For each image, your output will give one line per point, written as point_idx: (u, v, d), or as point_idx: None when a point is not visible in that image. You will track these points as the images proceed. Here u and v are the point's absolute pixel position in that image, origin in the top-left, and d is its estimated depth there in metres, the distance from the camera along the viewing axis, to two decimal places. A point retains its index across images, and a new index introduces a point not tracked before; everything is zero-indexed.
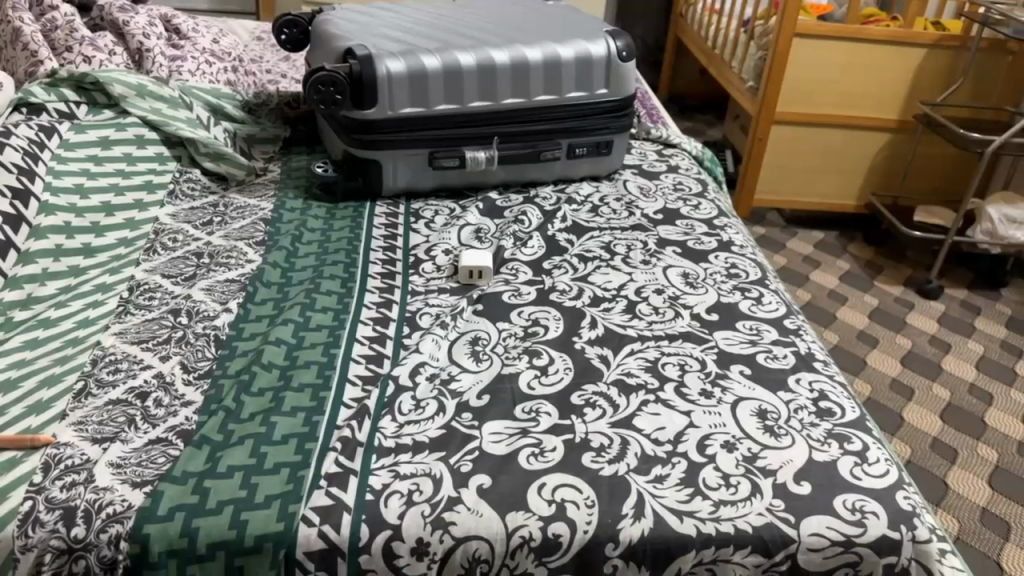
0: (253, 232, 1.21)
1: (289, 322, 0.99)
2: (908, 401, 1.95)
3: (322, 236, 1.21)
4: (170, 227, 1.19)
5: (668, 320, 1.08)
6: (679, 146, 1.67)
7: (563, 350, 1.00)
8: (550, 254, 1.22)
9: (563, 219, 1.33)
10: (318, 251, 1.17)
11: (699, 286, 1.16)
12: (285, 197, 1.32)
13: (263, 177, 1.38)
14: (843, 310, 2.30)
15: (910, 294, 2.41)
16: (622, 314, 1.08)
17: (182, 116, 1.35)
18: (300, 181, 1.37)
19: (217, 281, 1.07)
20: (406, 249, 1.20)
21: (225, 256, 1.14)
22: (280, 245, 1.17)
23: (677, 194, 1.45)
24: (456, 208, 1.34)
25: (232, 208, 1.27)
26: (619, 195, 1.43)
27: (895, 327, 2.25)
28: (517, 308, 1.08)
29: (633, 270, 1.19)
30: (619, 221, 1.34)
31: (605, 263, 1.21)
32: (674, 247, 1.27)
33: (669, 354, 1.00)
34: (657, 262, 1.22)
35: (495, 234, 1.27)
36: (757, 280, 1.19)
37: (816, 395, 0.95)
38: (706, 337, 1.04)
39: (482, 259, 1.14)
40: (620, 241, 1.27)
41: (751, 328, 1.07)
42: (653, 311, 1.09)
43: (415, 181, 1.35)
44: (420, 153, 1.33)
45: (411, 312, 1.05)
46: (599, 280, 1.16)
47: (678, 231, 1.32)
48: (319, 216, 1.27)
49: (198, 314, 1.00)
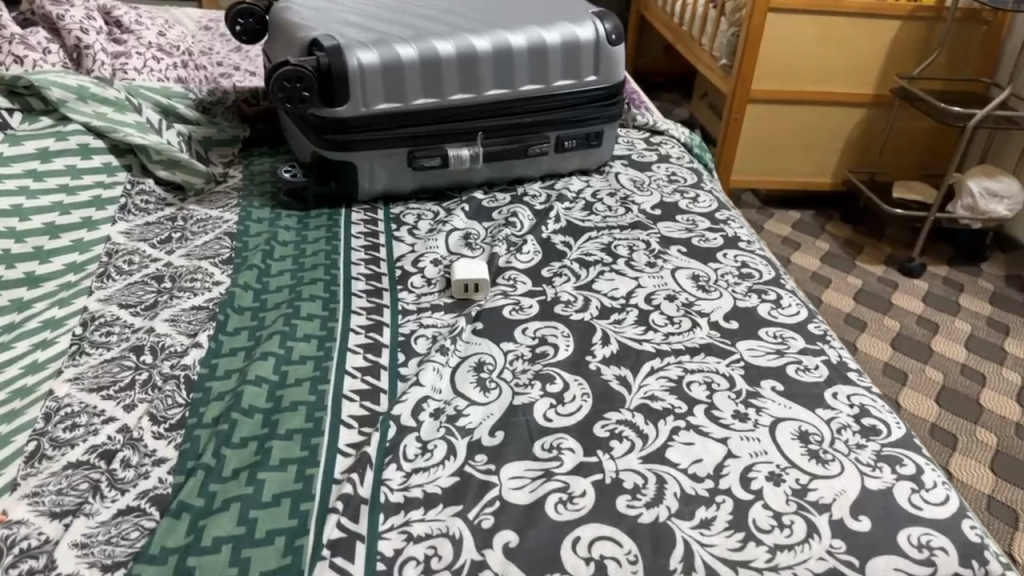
0: (219, 249, 1.08)
1: (269, 355, 0.88)
2: (903, 387, 1.90)
3: (297, 250, 1.10)
4: (124, 248, 1.06)
5: (685, 331, 0.99)
6: (667, 133, 1.58)
7: (577, 373, 0.90)
8: (548, 260, 1.12)
9: (557, 220, 1.23)
10: (294, 268, 1.06)
11: (712, 289, 1.08)
12: (251, 206, 1.20)
13: (223, 184, 1.26)
14: (828, 293, 2.25)
15: (892, 273, 2.37)
16: (635, 326, 0.99)
17: (130, 120, 1.21)
18: (266, 187, 1.25)
19: (182, 309, 0.96)
20: (391, 261, 1.09)
21: (188, 278, 1.01)
22: (250, 263, 1.05)
23: (673, 187, 1.37)
24: (440, 211, 1.23)
25: (192, 222, 1.14)
26: (611, 189, 1.34)
27: (881, 308, 2.20)
28: (521, 325, 0.98)
29: (639, 275, 1.10)
30: (617, 219, 1.24)
31: (609, 267, 1.12)
32: (679, 247, 1.18)
33: (692, 371, 0.91)
34: (663, 263, 1.13)
35: (486, 239, 1.16)
36: (772, 280, 1.11)
37: (857, 412, 0.87)
38: (729, 349, 0.96)
39: (477, 270, 1.04)
40: (621, 242, 1.18)
41: (774, 335, 0.99)
42: (668, 322, 1.00)
43: (394, 183, 1.24)
44: (398, 153, 1.22)
45: (404, 336, 0.95)
46: (605, 287, 1.07)
47: (681, 228, 1.23)
48: (290, 227, 1.16)
49: (163, 351, 0.89)
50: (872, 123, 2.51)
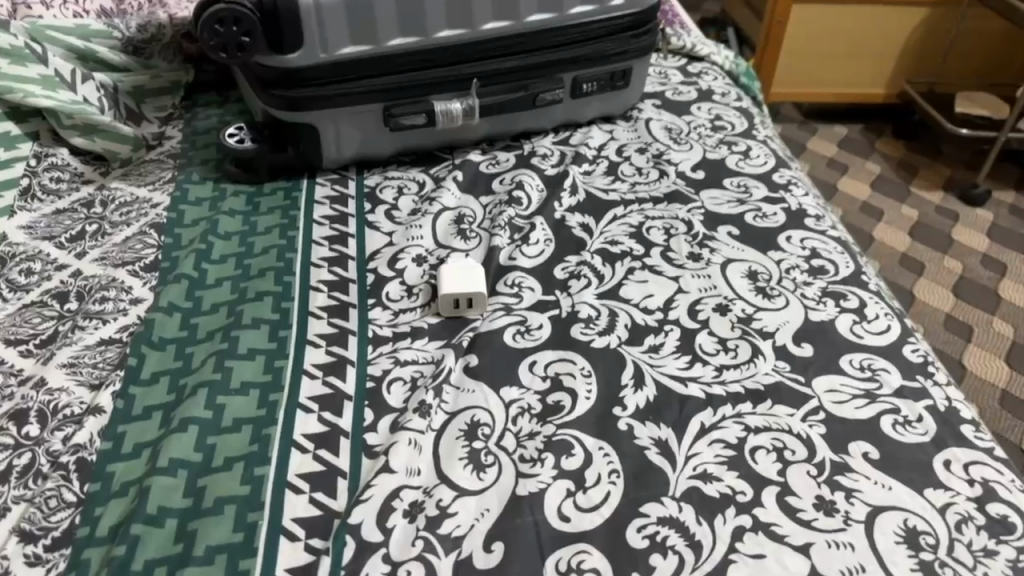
0: (141, 249, 0.85)
1: (191, 423, 0.66)
2: (968, 344, 1.68)
3: (243, 246, 0.87)
4: (22, 250, 0.84)
5: (744, 363, 0.76)
6: (708, 59, 1.30)
7: (601, 436, 0.68)
8: (563, 254, 0.89)
9: (577, 193, 0.99)
10: (235, 275, 0.83)
11: (773, 293, 0.85)
12: (189, 181, 0.96)
13: (157, 150, 1.02)
14: (881, 228, 1.99)
15: (951, 201, 2.09)
16: (677, 356, 0.76)
17: (34, 75, 0.95)
18: (210, 152, 1.01)
19: (85, 346, 0.74)
20: (362, 259, 0.86)
21: (97, 295, 0.79)
22: (179, 269, 0.82)
23: (717, 139, 1.11)
24: (427, 183, 0.99)
25: (114, 207, 0.91)
26: (641, 146, 1.09)
27: (941, 246, 1.94)
28: (528, 357, 0.76)
29: (680, 274, 0.87)
30: (648, 191, 1.00)
31: (640, 265, 0.88)
32: (730, 227, 0.94)
33: (757, 430, 0.69)
34: (710, 257, 0.89)
35: (485, 225, 0.92)
36: (850, 278, 0.87)
37: (980, 494, 0.65)
38: (804, 392, 0.73)
39: (470, 281, 0.80)
40: (654, 225, 0.94)
41: (859, 367, 0.76)
42: (720, 349, 0.77)
43: (368, 147, 0.99)
44: (371, 109, 0.96)
45: (375, 380, 0.73)
46: (636, 295, 0.84)
47: (729, 200, 0.99)
48: (237, 210, 0.92)
49: (55, 417, 0.67)
50: (936, 26, 2.18)
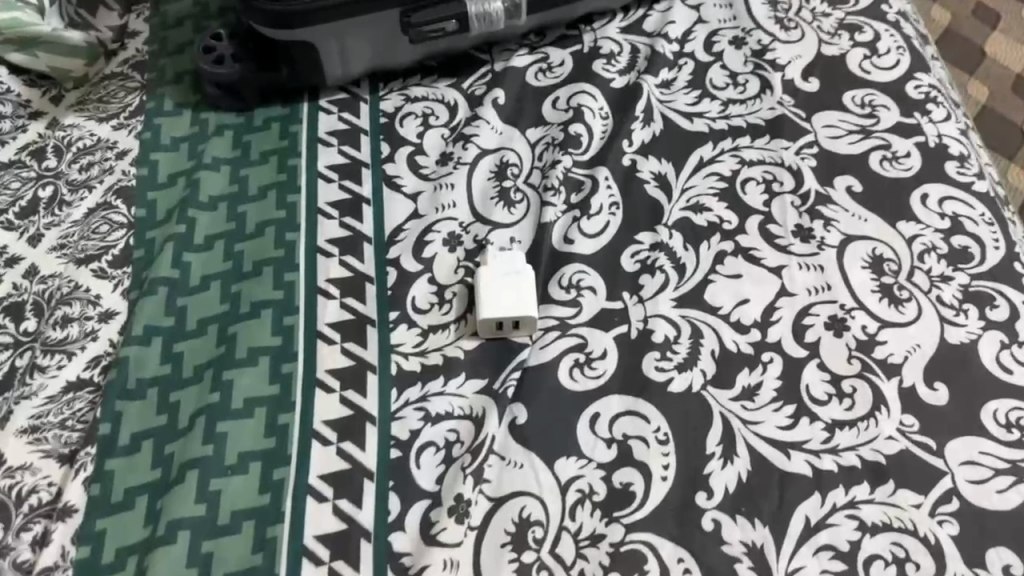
0: (107, 231, 0.69)
1: (181, 525, 0.55)
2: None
3: (233, 221, 0.70)
4: None
5: (861, 419, 0.61)
6: None
7: (680, 540, 0.56)
8: (634, 230, 0.70)
9: (653, 122, 0.78)
10: (226, 272, 0.67)
11: (901, 297, 0.67)
12: (161, 113, 0.76)
13: (119, 58, 0.81)
14: (978, 91, 1.05)
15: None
16: (778, 407, 0.61)
17: None
18: (185, 61, 0.79)
19: (48, 397, 0.60)
20: (381, 242, 0.69)
21: (57, 309, 0.64)
22: (155, 267, 0.66)
23: (837, 19, 0.85)
24: (460, 108, 0.78)
25: (71, 157, 0.73)
26: (737, 35, 0.84)
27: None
28: (590, 406, 0.61)
29: (781, 264, 0.69)
30: (742, 118, 0.78)
31: (731, 249, 0.69)
32: (849, 180, 0.74)
33: (873, 530, 0.56)
34: (822, 234, 0.70)
35: (533, 179, 0.73)
36: (1002, 269, 0.68)
37: None
38: (935, 467, 0.59)
39: (518, 301, 0.63)
40: (749, 179, 0.74)
41: (1006, 424, 0.61)
42: (832, 395, 0.62)
43: (383, 59, 0.77)
44: (386, 17, 0.73)
45: (402, 445, 0.59)
46: (726, 300, 0.67)
47: (849, 130, 0.77)
48: (226, 159, 0.74)
49: (21, 511, 0.56)
50: None
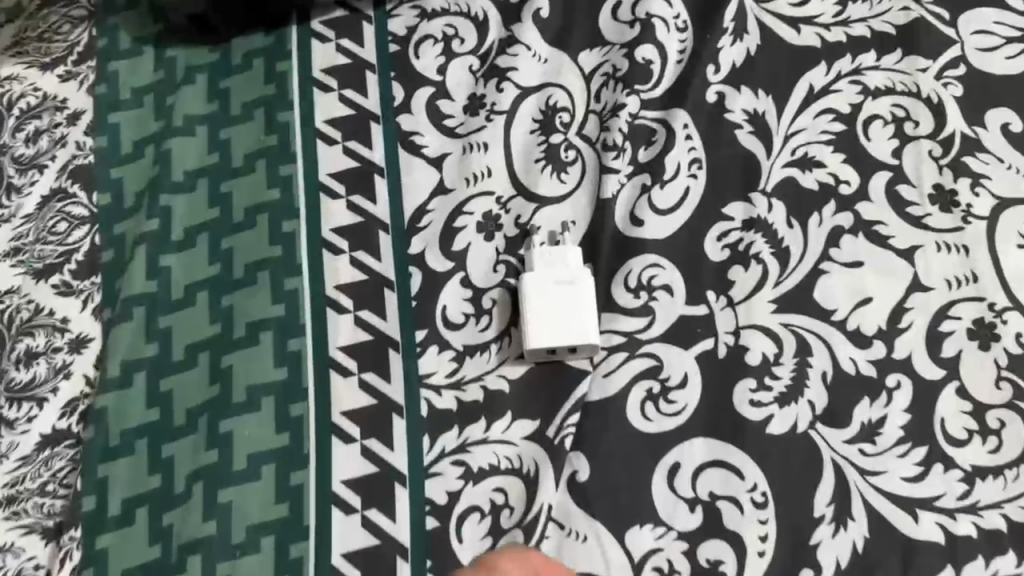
0: (68, 228, 0.56)
1: None
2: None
3: (216, 207, 0.56)
4: None
5: (1009, 466, 0.48)
6: None
7: None
8: (721, 201, 0.55)
9: (747, 35, 0.59)
10: (213, 279, 0.55)
11: None
12: (117, 56, 0.61)
13: None
14: None
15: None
16: (903, 452, 0.49)
17: None
18: None
19: (22, 457, 0.51)
20: (400, 231, 0.55)
21: (20, 340, 0.54)
22: (127, 279, 0.54)
23: None
24: (493, 25, 0.61)
25: (16, 125, 0.60)
26: None
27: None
28: (668, 455, 0.49)
29: (913, 244, 0.53)
30: (867, 23, 0.59)
31: (849, 224, 0.54)
32: (1008, 115, 0.56)
33: None
34: (967, 200, 0.54)
35: (590, 131, 0.57)
36: None
37: None
38: None
39: (572, 321, 0.50)
40: (874, 118, 0.56)
41: None
42: (974, 432, 0.49)
43: None
44: None
45: (440, 513, 0.49)
46: (841, 301, 0.52)
47: (1009, 37, 0.58)
48: (201, 116, 0.59)
49: None
50: None
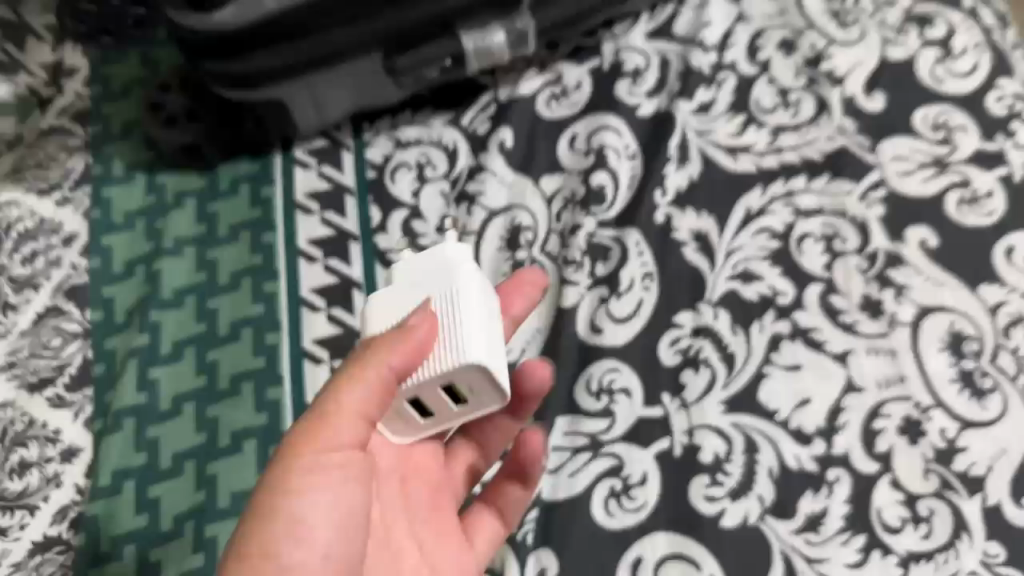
0: (62, 343, 0.60)
1: None
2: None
3: (203, 320, 0.60)
4: None
5: (941, 551, 0.53)
6: None
7: None
8: (672, 310, 0.60)
9: (690, 162, 0.66)
10: (200, 390, 0.58)
11: (988, 385, 0.58)
12: (111, 181, 0.65)
13: (55, 107, 0.68)
14: None
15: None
16: (846, 540, 0.53)
17: None
18: (132, 108, 0.68)
19: (14, 564, 0.53)
20: None
21: (13, 451, 0.56)
22: (119, 392, 0.58)
23: (903, 8, 0.73)
24: (462, 153, 0.67)
25: (12, 246, 0.63)
26: (787, 37, 0.71)
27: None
28: (631, 549, 0.53)
29: (847, 348, 0.59)
30: (797, 151, 0.66)
31: (788, 331, 0.60)
32: (924, 231, 0.63)
33: None
34: (892, 309, 0.60)
35: (551, 247, 0.63)
36: None
37: None
38: None
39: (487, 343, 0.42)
40: (806, 234, 0.63)
41: None
42: (908, 520, 0.54)
43: (364, 102, 0.65)
44: (365, 65, 0.61)
45: None
46: (783, 401, 0.57)
47: (922, 163, 0.66)
48: (190, 238, 0.63)
49: None
50: None
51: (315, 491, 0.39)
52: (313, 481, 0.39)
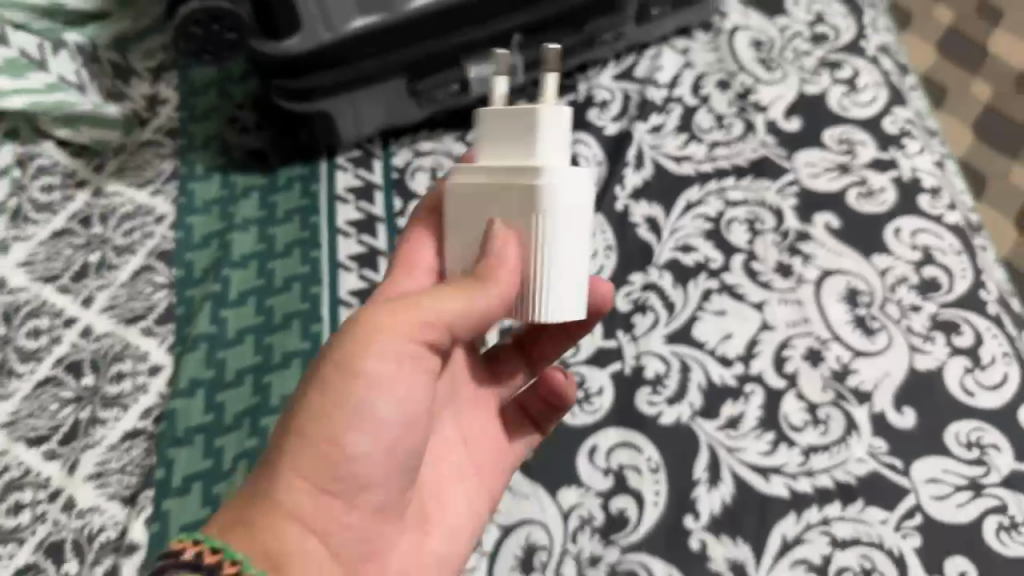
0: (152, 292, 0.76)
1: None
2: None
3: (262, 277, 0.77)
4: (23, 299, 0.76)
5: (835, 444, 0.67)
6: None
7: (672, 559, 0.63)
8: (627, 271, 0.77)
9: (643, 167, 0.84)
10: (257, 326, 0.75)
11: (875, 326, 0.73)
12: (194, 177, 0.83)
13: (152, 126, 0.87)
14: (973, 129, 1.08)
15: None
16: (759, 435, 0.68)
17: None
18: (212, 127, 0.86)
19: (109, 446, 0.68)
20: None
21: (112, 366, 0.72)
22: (196, 326, 0.74)
23: (817, 58, 0.92)
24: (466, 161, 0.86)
25: (116, 223, 0.80)
26: (723, 77, 0.90)
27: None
28: (590, 439, 0.68)
29: (763, 299, 0.75)
30: (729, 159, 0.84)
31: (717, 287, 0.76)
32: (828, 216, 0.80)
33: (843, 544, 0.63)
34: (799, 271, 0.76)
35: None
36: (965, 298, 0.75)
37: None
38: (901, 486, 0.65)
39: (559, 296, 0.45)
40: (735, 218, 0.80)
41: (967, 444, 0.67)
42: (808, 421, 0.68)
43: (392, 118, 0.84)
44: (394, 86, 0.80)
45: None
46: (711, 336, 0.73)
47: (827, 168, 0.83)
48: (253, 219, 0.81)
49: (92, 547, 0.64)
50: None
51: (376, 401, 0.46)
52: (374, 364, 0.45)
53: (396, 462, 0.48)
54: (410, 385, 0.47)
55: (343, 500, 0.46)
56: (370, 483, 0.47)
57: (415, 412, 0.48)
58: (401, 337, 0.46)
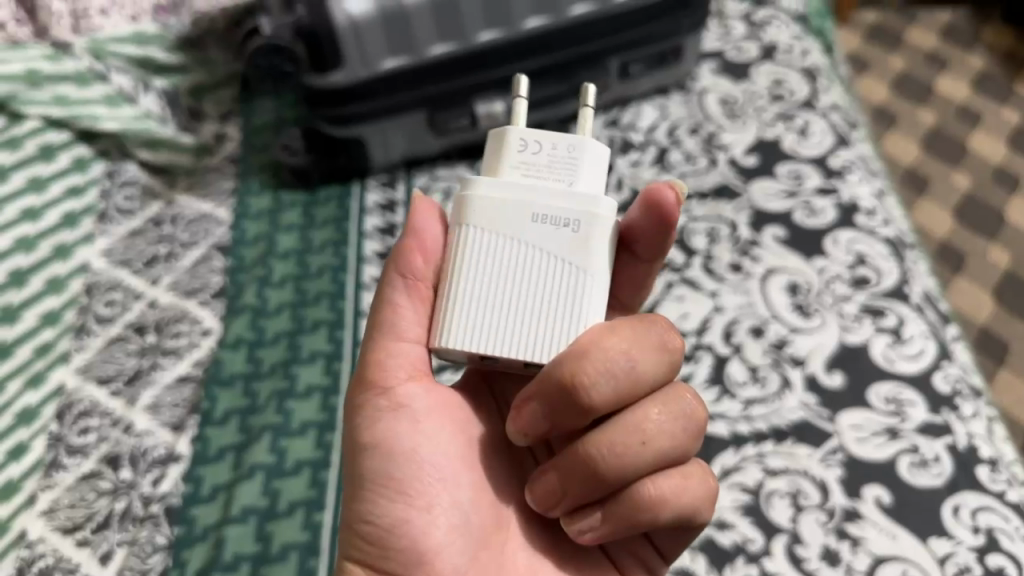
0: (208, 276, 0.92)
1: (257, 469, 0.77)
2: (999, 368, 1.32)
3: (300, 266, 0.93)
4: (102, 279, 0.91)
5: (771, 396, 0.79)
6: None
7: None
8: None
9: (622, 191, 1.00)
10: (292, 301, 0.90)
11: (812, 311, 0.86)
12: (249, 192, 1.01)
13: (220, 154, 1.05)
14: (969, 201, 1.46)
15: (997, 80, 1.65)
16: (706, 388, 0.80)
17: (98, 96, 1.00)
18: (267, 156, 1.04)
19: (165, 385, 0.83)
20: None
21: (172, 327, 0.88)
22: (242, 301, 0.89)
23: (774, 112, 1.07)
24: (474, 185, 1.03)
25: (183, 225, 0.97)
26: (693, 124, 1.06)
27: (951, 157, 1.56)
28: None
29: (716, 289, 0.89)
30: (695, 185, 0.99)
31: (678, 278, 0.90)
32: (776, 229, 0.94)
33: (775, 472, 0.74)
34: (749, 268, 0.90)
35: None
36: (893, 291, 0.87)
37: (982, 544, 0.70)
38: (826, 430, 0.77)
39: (499, 330, 0.50)
40: (697, 229, 0.94)
41: (886, 399, 0.78)
42: (750, 379, 0.81)
43: (415, 148, 1.02)
44: (416, 118, 0.98)
45: None
46: (672, 315, 0.86)
47: (779, 192, 0.98)
48: (296, 224, 0.98)
49: (144, 460, 0.78)
50: None
51: (398, 463, 0.54)
52: (394, 437, 0.54)
53: (433, 519, 0.53)
54: (429, 443, 0.55)
55: (404, 569, 0.53)
56: (409, 550, 0.53)
57: (438, 458, 0.55)
58: (374, 398, 0.55)
